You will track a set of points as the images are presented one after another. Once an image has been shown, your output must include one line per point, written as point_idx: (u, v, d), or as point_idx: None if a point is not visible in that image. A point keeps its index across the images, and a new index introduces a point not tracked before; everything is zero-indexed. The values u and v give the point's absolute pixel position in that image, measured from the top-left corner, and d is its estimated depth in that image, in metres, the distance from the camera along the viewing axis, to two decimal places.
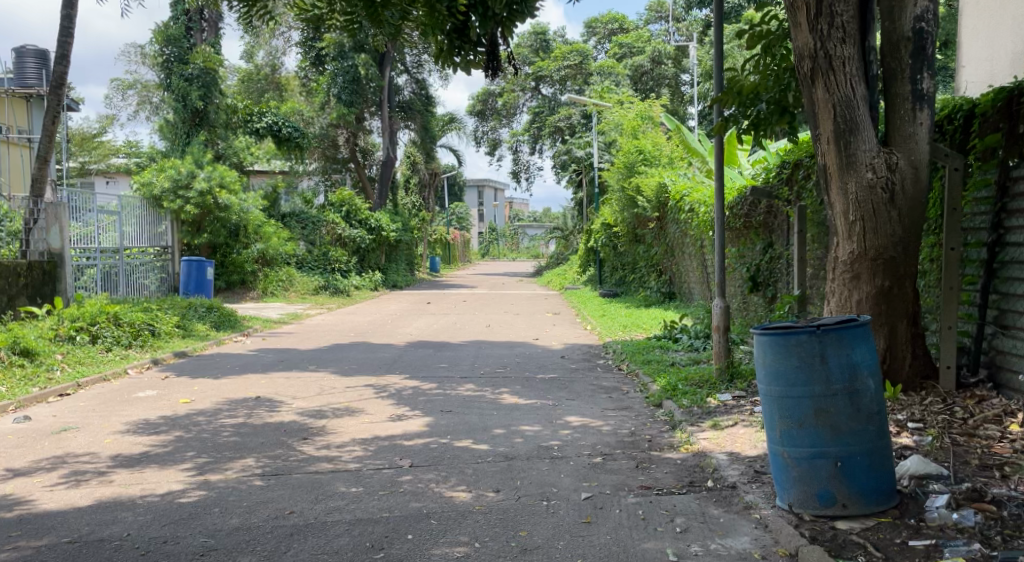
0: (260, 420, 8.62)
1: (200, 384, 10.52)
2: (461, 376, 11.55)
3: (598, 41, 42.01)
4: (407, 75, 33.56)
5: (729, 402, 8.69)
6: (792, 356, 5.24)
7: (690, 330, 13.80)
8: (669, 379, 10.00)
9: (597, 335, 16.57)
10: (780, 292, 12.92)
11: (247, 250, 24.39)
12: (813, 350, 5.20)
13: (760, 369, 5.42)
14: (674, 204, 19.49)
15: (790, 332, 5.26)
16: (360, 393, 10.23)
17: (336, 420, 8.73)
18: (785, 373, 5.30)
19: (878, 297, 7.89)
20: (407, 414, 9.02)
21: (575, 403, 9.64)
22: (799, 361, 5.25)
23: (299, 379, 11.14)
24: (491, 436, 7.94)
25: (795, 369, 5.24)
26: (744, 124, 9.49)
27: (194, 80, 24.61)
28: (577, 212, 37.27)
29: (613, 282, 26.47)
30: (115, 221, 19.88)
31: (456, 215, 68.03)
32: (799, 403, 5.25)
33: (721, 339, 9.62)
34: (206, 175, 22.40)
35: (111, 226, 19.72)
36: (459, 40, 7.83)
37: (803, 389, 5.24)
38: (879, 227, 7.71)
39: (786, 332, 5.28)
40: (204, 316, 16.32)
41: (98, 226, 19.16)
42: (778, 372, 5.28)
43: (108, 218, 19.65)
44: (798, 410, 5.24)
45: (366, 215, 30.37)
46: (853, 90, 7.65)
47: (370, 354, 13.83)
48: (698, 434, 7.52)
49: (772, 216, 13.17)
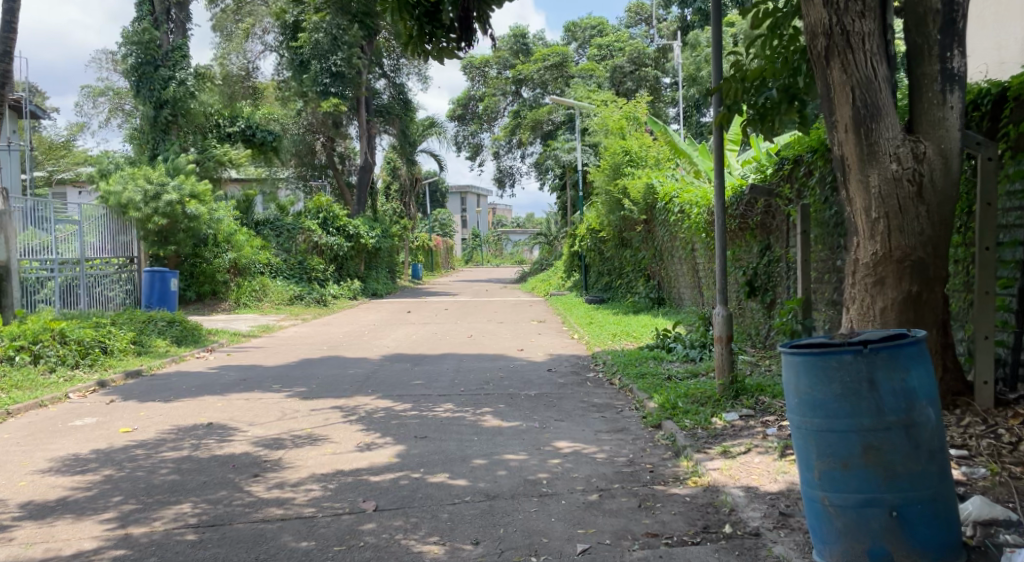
0: (207, 454, 7.67)
1: (146, 410, 9.68)
2: (439, 394, 10.56)
3: (578, 44, 41.17)
4: (385, 79, 32.58)
5: (737, 423, 7.75)
6: (833, 382, 4.48)
7: (684, 338, 12.87)
8: (668, 396, 9.05)
9: (586, 345, 15.61)
10: (780, 297, 12.02)
11: (219, 258, 23.45)
12: (860, 374, 4.45)
13: (793, 396, 4.67)
14: (663, 206, 18.51)
15: (828, 354, 4.51)
16: (325, 416, 9.27)
17: (294, 451, 7.80)
18: (825, 403, 4.54)
19: (905, 304, 6.84)
20: (376, 442, 8.05)
21: (565, 425, 8.66)
22: (841, 388, 4.49)
23: (259, 402, 10.18)
24: (470, 468, 6.98)
25: (836, 398, 4.48)
26: (748, 115, 8.64)
27: (174, 85, 23.48)
28: (561, 218, 36.32)
29: (600, 288, 25.48)
30: (76, 231, 18.71)
31: (439, 221, 67.01)
32: (841, 438, 4.48)
33: (724, 350, 8.67)
34: (177, 184, 21.36)
35: (71, 237, 18.55)
36: (430, 24, 9.09)
37: (849, 421, 4.48)
38: (906, 225, 6.68)
39: (824, 353, 4.53)
40: (164, 330, 15.40)
41: (56, 237, 17.90)
42: (815, 401, 4.53)
43: (68, 228, 18.42)
44: (842, 447, 4.48)
45: (344, 222, 29.23)
46: (875, 70, 6.69)
47: (342, 370, 12.85)
48: (708, 461, 6.60)
49: (771, 217, 12.20)
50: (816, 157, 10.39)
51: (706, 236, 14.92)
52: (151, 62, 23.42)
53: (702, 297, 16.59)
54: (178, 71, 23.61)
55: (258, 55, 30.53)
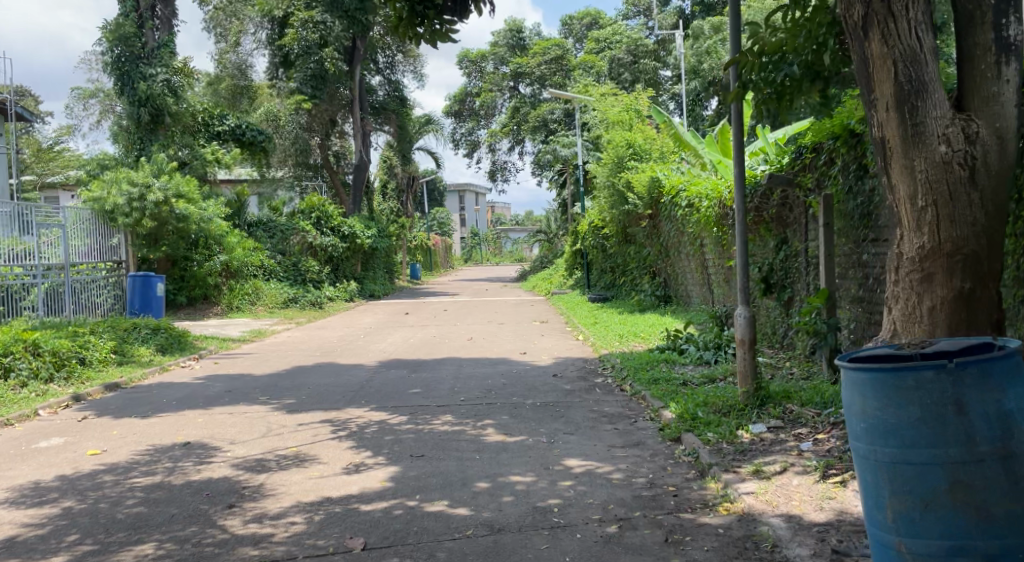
0: (181, 479, 6.94)
1: (120, 429, 9.02)
2: (437, 404, 9.83)
3: (575, 39, 40.52)
4: (380, 75, 31.89)
5: (766, 436, 7.02)
6: (913, 406, 4.10)
7: (697, 339, 12.15)
8: (686, 405, 8.32)
9: (592, 347, 14.88)
10: (799, 295, 11.27)
11: (209, 261, 22.75)
12: (946, 397, 4.06)
13: (859, 421, 4.32)
14: (669, 201, 17.78)
15: (904, 372, 4.13)
16: (314, 432, 8.55)
17: (279, 474, 7.09)
18: (899, 430, 4.16)
19: (956, 304, 5.97)
20: (368, 463, 7.31)
21: (574, 439, 7.94)
22: (920, 410, 4.10)
23: (243, 417, 9.47)
24: (472, 494, 6.27)
25: (917, 426, 4.10)
26: (765, 93, 7.92)
27: (157, 80, 22.76)
28: (561, 214, 35.62)
29: (603, 287, 24.78)
30: (60, 235, 17.87)
31: (437, 220, 66.42)
32: (922, 471, 4.10)
33: (747, 354, 7.91)
34: (163, 184, 20.60)
35: (56, 241, 17.72)
36: (421, 5, 8.37)
37: (931, 453, 4.09)
38: (957, 214, 5.85)
39: (899, 370, 4.14)
40: (148, 338, 14.71)
41: (40, 242, 17.11)
42: (886, 425, 4.17)
43: (53, 232, 17.62)
44: (925, 485, 4.10)
45: (338, 222, 28.44)
46: (920, 41, 5.96)
47: (335, 378, 12.13)
48: (740, 483, 5.88)
49: (787, 209, 11.47)
50: (838, 143, 9.66)
51: (716, 230, 14.18)
52: (134, 59, 22.86)
53: (713, 295, 15.86)
54: (164, 68, 22.94)
55: (252, 51, 29.66)
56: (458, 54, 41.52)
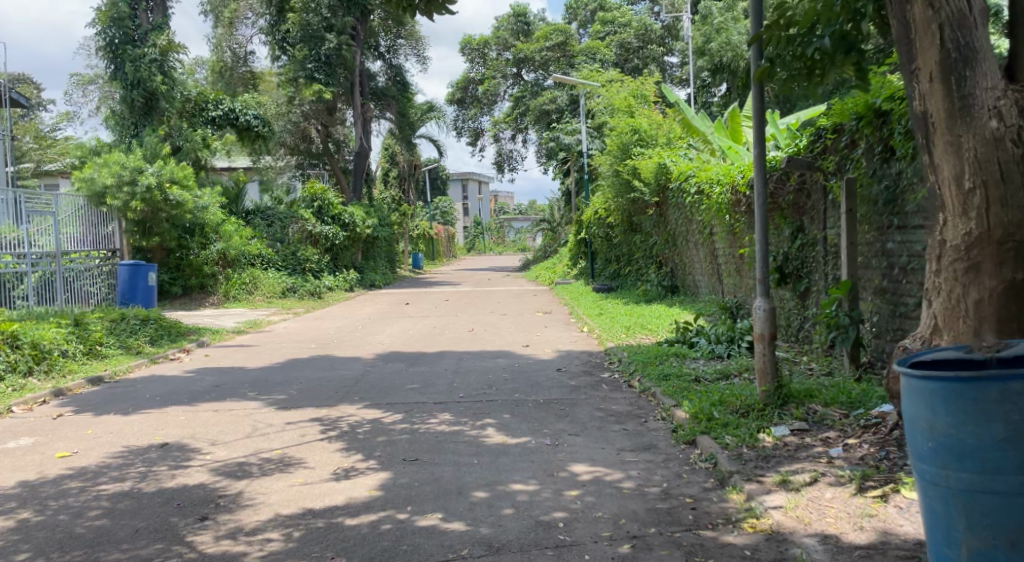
0: (153, 486, 6.41)
1: (97, 427, 8.49)
2: (435, 402, 9.26)
3: (580, 24, 39.79)
4: (381, 60, 31.16)
5: (790, 439, 6.44)
6: (997, 423, 4.22)
7: (708, 332, 11.54)
8: (701, 404, 7.73)
9: (597, 339, 14.29)
10: (816, 286, 10.68)
11: (205, 250, 22.26)
12: None
13: (927, 439, 4.40)
14: (676, 187, 17.15)
15: (986, 385, 4.24)
16: (301, 432, 7.98)
17: (261, 479, 6.56)
18: (979, 448, 4.25)
19: (1007, 297, 5.38)
20: (357, 467, 6.74)
21: (581, 441, 7.36)
22: (1004, 428, 4.21)
23: (228, 414, 8.90)
24: (468, 506, 5.73)
25: (1002, 445, 4.21)
26: (793, 69, 7.27)
27: (146, 61, 22.16)
28: (565, 204, 35.03)
29: (608, 277, 24.24)
30: (52, 223, 17.10)
31: (439, 209, 65.82)
32: (1004, 495, 4.22)
33: (767, 350, 7.34)
34: (156, 170, 20.18)
35: (47, 229, 16.97)
36: None
37: (1014, 473, 4.21)
38: (1010, 196, 5.25)
39: (980, 383, 4.25)
40: (137, 329, 14.13)
41: (30, 230, 16.36)
42: (964, 447, 4.26)
43: (43, 219, 16.86)
44: (1007, 509, 4.22)
45: (339, 210, 27.76)
46: (969, 4, 5.37)
47: (328, 371, 11.56)
48: (765, 496, 5.32)
49: (804, 195, 10.84)
50: (860, 124, 9.04)
51: (727, 217, 13.53)
52: (131, 42, 22.34)
53: (723, 286, 15.25)
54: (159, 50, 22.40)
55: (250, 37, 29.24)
56: (461, 40, 40.73)
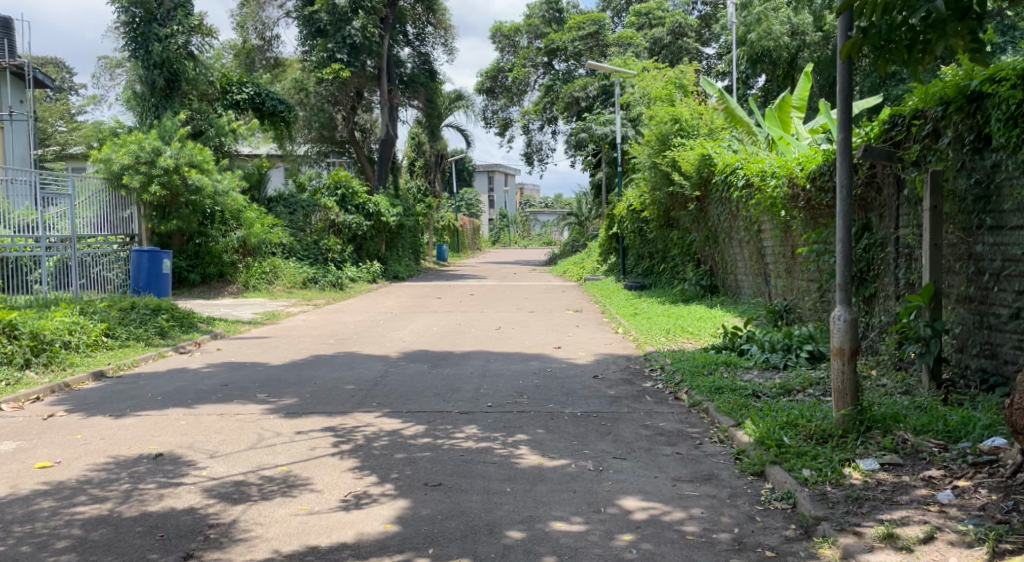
0: (136, 508, 5.56)
1: (87, 430, 7.61)
2: (461, 412, 8.29)
3: (614, 13, 38.72)
4: (410, 47, 30.14)
5: (883, 477, 5.53)
6: None
7: (761, 338, 10.50)
8: (768, 425, 6.74)
9: (635, 341, 13.29)
10: (883, 292, 9.63)
11: (226, 237, 21.51)
12: None
13: None
14: (720, 181, 16.10)
15: None
16: (311, 444, 7.04)
17: (260, 503, 5.68)
18: None
19: None
20: (371, 492, 5.83)
21: (629, 466, 6.42)
22: None
23: (233, 419, 7.97)
24: (501, 550, 4.88)
25: None
26: (894, 40, 6.41)
27: (174, 42, 21.46)
28: (594, 199, 34.03)
29: (639, 274, 23.26)
30: (69, 207, 16.18)
31: (464, 201, 64.93)
32: None
33: (847, 367, 6.32)
34: (174, 152, 19.36)
35: (64, 213, 16.05)
36: None
37: None
38: None
39: None
40: (148, 318, 13.22)
41: (48, 213, 15.45)
42: None
43: (62, 202, 15.94)
44: None
45: (364, 199, 26.82)
46: None
47: (345, 371, 10.60)
48: (869, 556, 4.59)
49: (874, 190, 9.80)
50: (949, 110, 8.19)
51: (782, 213, 12.49)
52: (152, 21, 21.55)
53: (770, 287, 14.23)
54: (180, 29, 21.60)
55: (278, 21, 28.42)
56: (491, 27, 39.73)
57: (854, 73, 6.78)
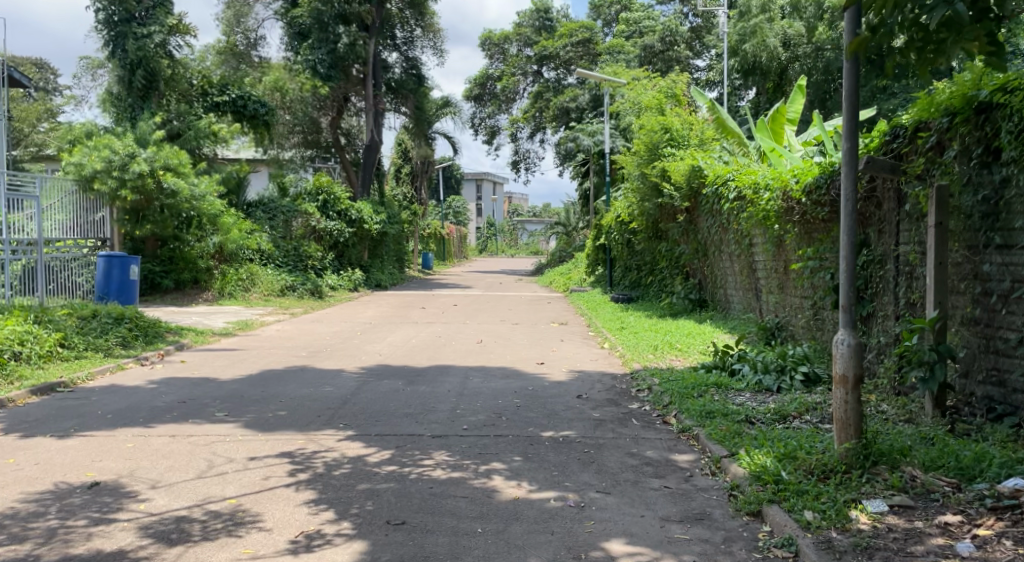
0: (59, 551, 4.96)
1: (24, 454, 6.97)
2: (433, 436, 7.69)
3: (603, 24, 38.34)
4: (397, 52, 29.56)
5: (894, 521, 5.14)
6: None
7: (752, 358, 9.93)
8: (763, 456, 6.19)
9: (621, 358, 12.73)
10: (882, 311, 9.08)
11: (202, 243, 20.82)
12: None
13: None
14: (710, 192, 15.56)
15: None
16: (266, 472, 6.44)
17: (201, 545, 5.09)
18: None
19: None
20: (326, 532, 5.26)
21: (613, 501, 5.87)
22: None
23: (185, 442, 7.36)
24: None
25: None
26: (905, 39, 5.88)
27: (153, 42, 20.79)
28: (582, 208, 33.52)
29: (626, 286, 22.72)
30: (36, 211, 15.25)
31: (452, 209, 64.38)
32: None
33: (849, 396, 5.75)
34: (149, 154, 18.68)
35: (32, 215, 15.12)
36: None
37: None
38: None
39: None
40: (109, 327, 12.55)
41: (12, 214, 14.57)
42: None
43: (28, 204, 15.01)
44: None
45: (346, 205, 26.16)
46: None
47: (313, 387, 9.98)
48: None
49: (874, 204, 9.28)
50: (954, 121, 7.68)
51: (776, 227, 11.95)
52: (129, 19, 20.89)
53: (761, 303, 13.71)
54: (158, 28, 20.92)
55: (263, 23, 27.85)
56: (480, 34, 39.17)
57: (859, 74, 6.25)
